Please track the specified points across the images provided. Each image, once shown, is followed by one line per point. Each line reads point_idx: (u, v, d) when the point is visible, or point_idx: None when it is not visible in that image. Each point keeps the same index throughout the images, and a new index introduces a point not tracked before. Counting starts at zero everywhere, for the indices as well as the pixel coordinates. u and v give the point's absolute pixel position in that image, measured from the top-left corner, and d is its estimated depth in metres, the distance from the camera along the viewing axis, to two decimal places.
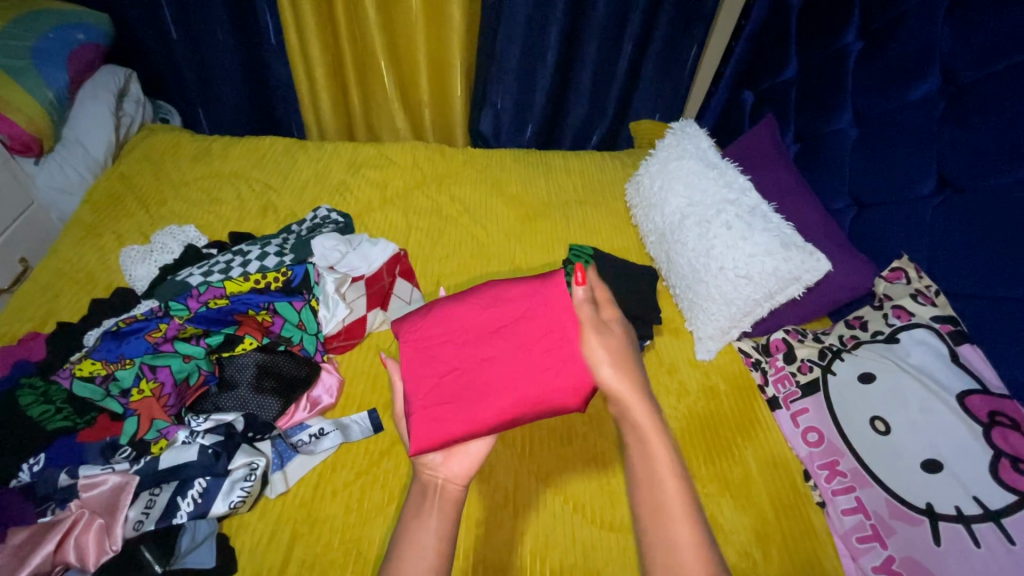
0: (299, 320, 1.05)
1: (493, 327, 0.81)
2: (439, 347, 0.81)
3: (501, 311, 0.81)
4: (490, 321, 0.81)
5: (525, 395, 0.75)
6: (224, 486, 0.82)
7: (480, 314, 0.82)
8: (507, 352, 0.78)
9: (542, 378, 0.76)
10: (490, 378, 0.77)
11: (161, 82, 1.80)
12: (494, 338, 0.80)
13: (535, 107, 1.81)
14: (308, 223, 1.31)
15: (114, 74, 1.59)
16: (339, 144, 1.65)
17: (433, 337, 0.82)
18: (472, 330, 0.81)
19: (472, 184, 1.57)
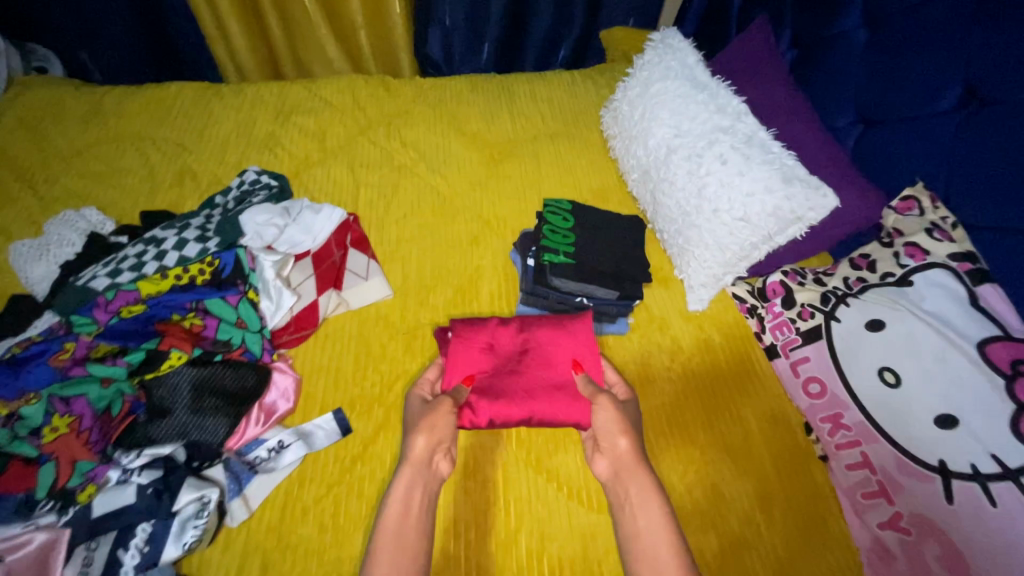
0: (237, 318, 0.91)
1: (520, 346, 0.95)
2: (476, 357, 0.92)
3: (533, 334, 0.95)
4: (517, 340, 0.95)
5: (532, 409, 0.87)
6: (173, 528, 0.72)
7: (509, 335, 0.95)
8: (533, 370, 0.92)
9: (554, 395, 0.89)
10: (514, 386, 0.89)
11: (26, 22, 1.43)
12: (525, 356, 0.94)
13: (490, 22, 1.53)
14: (236, 191, 1.11)
15: None
16: (263, 86, 1.39)
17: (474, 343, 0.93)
18: (506, 350, 0.94)
19: (425, 125, 1.35)
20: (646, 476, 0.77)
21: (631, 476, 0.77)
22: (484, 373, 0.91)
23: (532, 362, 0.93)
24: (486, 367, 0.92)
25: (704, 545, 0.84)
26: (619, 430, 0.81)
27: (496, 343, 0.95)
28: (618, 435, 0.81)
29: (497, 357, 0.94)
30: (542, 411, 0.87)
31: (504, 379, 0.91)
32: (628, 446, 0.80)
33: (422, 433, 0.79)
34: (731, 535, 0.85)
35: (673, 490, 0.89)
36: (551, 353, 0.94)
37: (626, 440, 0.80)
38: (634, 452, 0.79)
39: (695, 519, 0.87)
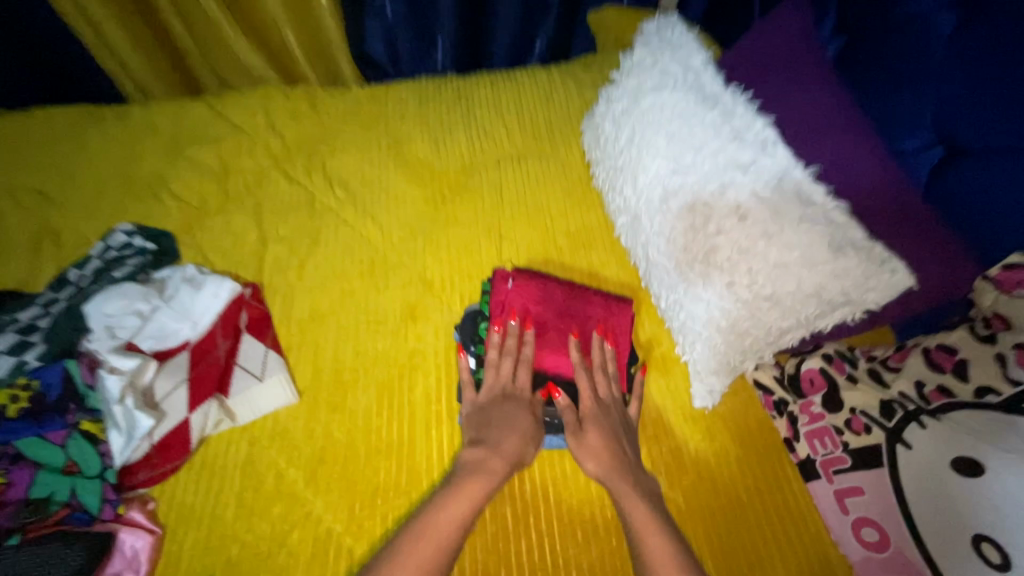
0: (66, 461, 0.67)
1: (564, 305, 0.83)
2: (533, 311, 0.82)
3: (582, 297, 0.84)
4: (562, 300, 0.83)
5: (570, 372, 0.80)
6: None
7: (561, 296, 0.84)
8: (580, 336, 0.82)
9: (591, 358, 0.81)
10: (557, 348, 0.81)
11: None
12: (573, 320, 0.82)
13: (443, 11, 1.21)
14: (95, 262, 0.86)
15: None
16: (159, 107, 1.11)
17: (527, 295, 0.83)
18: (557, 308, 0.83)
19: (359, 150, 1.07)
20: (622, 484, 0.70)
21: (612, 483, 0.70)
22: (538, 325, 0.82)
23: (579, 325, 0.82)
24: (539, 327, 0.82)
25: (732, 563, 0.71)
26: (590, 445, 0.72)
27: (552, 299, 0.83)
28: (586, 452, 0.72)
29: (552, 314, 0.82)
30: (568, 375, 0.80)
31: (554, 336, 0.81)
32: (595, 462, 0.72)
33: (530, 410, 0.76)
34: None
35: (714, 474, 0.77)
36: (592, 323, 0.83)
37: (601, 454, 0.72)
38: (608, 466, 0.71)
39: (737, 512, 0.75)
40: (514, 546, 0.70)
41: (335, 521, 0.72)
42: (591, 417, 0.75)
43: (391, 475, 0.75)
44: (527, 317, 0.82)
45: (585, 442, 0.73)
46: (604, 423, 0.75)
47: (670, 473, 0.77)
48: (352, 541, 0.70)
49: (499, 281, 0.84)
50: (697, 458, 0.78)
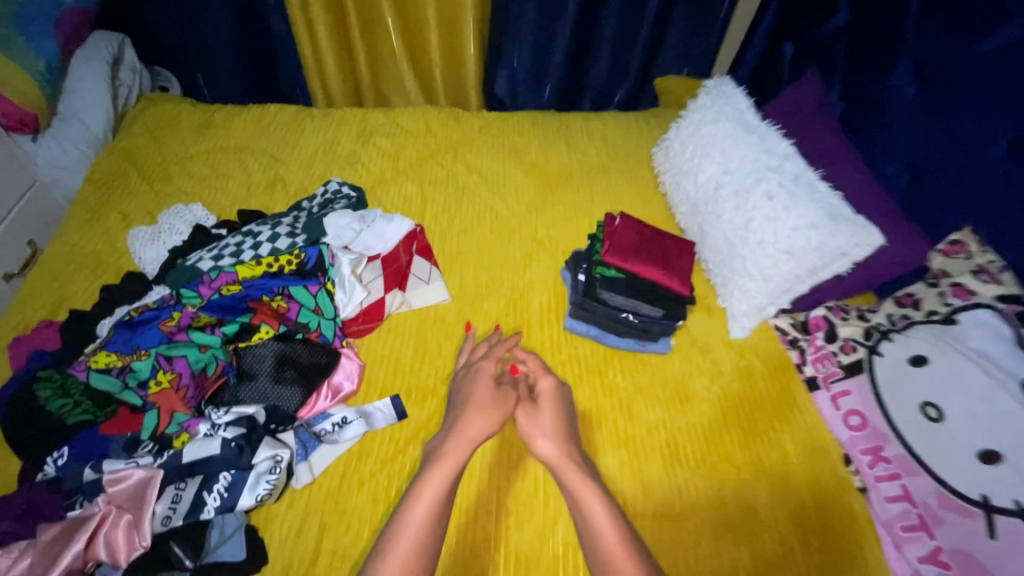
0: (315, 305, 1.01)
1: (652, 234, 1.14)
2: (629, 232, 1.12)
3: (666, 237, 1.15)
4: (650, 231, 1.14)
5: (651, 271, 1.07)
6: (249, 479, 0.81)
7: (648, 229, 1.14)
8: (662, 252, 1.11)
9: (668, 266, 1.08)
10: (645, 254, 1.09)
11: (142, 39, 1.58)
12: (657, 242, 1.12)
13: (555, 64, 1.66)
14: (319, 198, 1.25)
15: (97, 56, 1.36)
16: (348, 111, 1.54)
17: (626, 223, 1.14)
18: (646, 233, 1.13)
19: (488, 152, 1.47)
20: (575, 472, 0.78)
21: (561, 468, 0.79)
22: (631, 240, 1.11)
23: (661, 246, 1.12)
24: (641, 251, 1.09)
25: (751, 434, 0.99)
26: (543, 430, 0.84)
27: (643, 229, 1.14)
28: (541, 438, 0.83)
29: (641, 237, 1.12)
30: (651, 274, 1.07)
31: (644, 248, 1.10)
32: (547, 448, 0.81)
33: (486, 386, 0.90)
34: (764, 554, 0.85)
35: (741, 377, 1.07)
36: (669, 247, 1.12)
37: (547, 440, 0.82)
38: (559, 450, 0.81)
39: (759, 403, 1.04)
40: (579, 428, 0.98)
41: None
42: (547, 402, 0.89)
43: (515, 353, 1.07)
44: (624, 233, 1.11)
45: (535, 432, 0.84)
46: (556, 408, 0.88)
47: (709, 377, 1.07)
48: None
49: (610, 218, 1.16)
50: (729, 367, 1.09)
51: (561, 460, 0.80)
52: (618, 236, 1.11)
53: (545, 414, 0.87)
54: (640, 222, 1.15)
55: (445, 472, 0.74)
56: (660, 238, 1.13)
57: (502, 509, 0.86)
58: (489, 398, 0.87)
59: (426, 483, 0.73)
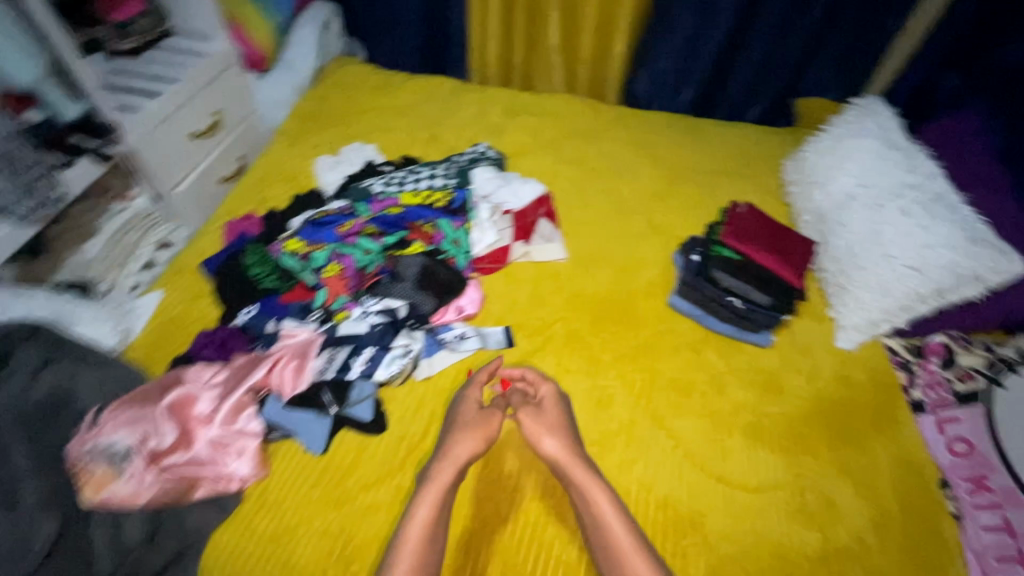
0: (455, 237, 1.17)
1: (772, 228, 1.21)
2: (750, 223, 1.21)
3: (787, 233, 1.21)
4: (771, 225, 1.22)
5: (764, 260, 1.15)
6: (387, 357, 0.98)
7: (769, 223, 1.22)
8: (778, 245, 1.18)
9: (781, 259, 1.16)
10: (762, 244, 1.17)
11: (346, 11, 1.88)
12: (775, 235, 1.20)
13: (698, 70, 1.72)
14: (468, 156, 1.43)
15: (315, 18, 1.65)
16: (499, 90, 1.72)
17: (749, 214, 1.23)
18: (767, 226, 1.21)
19: (620, 141, 1.56)
20: (580, 471, 0.84)
21: (570, 466, 0.85)
22: (750, 230, 1.20)
23: (779, 240, 1.19)
24: (759, 240, 1.18)
25: (841, 438, 0.99)
26: (546, 432, 0.88)
27: (765, 222, 1.22)
28: (547, 439, 0.87)
29: (762, 228, 1.20)
30: (764, 262, 1.15)
31: (762, 238, 1.18)
32: (556, 446, 0.87)
33: (474, 404, 0.92)
34: (837, 544, 0.87)
35: (840, 384, 1.07)
36: (787, 242, 1.19)
37: (556, 438, 0.87)
38: (564, 449, 0.86)
39: (856, 412, 1.03)
40: (667, 388, 1.04)
41: (580, 325, 1.13)
42: (549, 404, 0.94)
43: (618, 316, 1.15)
44: (745, 222, 1.21)
45: (542, 431, 0.88)
46: (558, 408, 0.93)
47: (807, 378, 1.07)
48: (590, 338, 1.11)
49: (735, 207, 1.25)
50: (829, 372, 1.08)
51: (571, 457, 0.86)
52: (738, 224, 1.20)
53: (549, 416, 0.91)
54: (761, 216, 1.23)
55: (435, 495, 0.80)
56: (779, 233, 1.20)
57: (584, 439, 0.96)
58: (480, 421, 0.89)
59: (420, 509, 0.78)
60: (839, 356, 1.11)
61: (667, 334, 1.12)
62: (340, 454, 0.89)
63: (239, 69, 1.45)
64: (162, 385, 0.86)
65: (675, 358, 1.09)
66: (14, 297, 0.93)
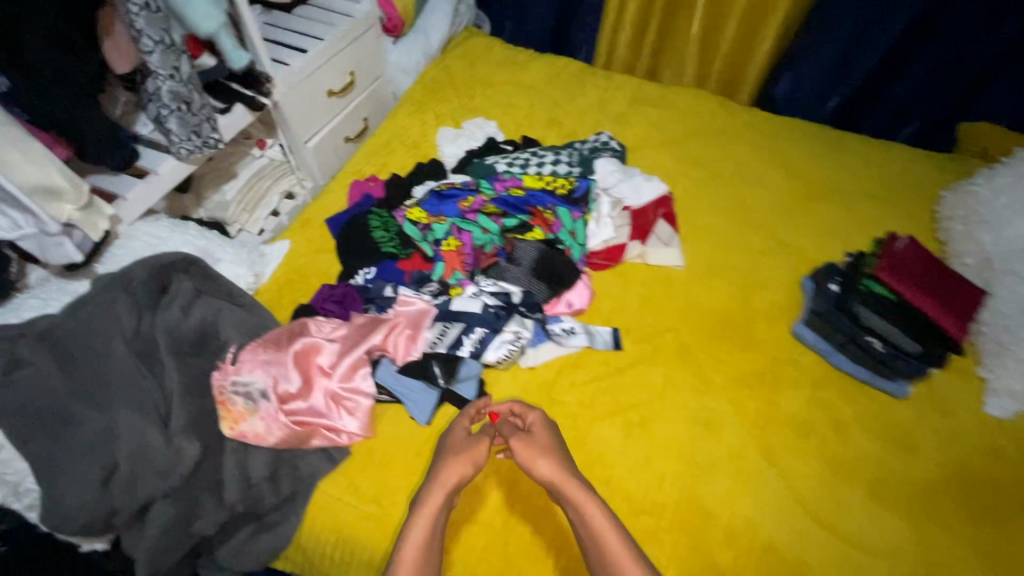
0: (572, 228, 1.13)
1: (936, 269, 1.07)
2: (911, 259, 1.08)
3: (951, 277, 1.07)
4: (934, 265, 1.08)
5: (922, 304, 1.02)
6: (496, 341, 0.97)
7: (932, 263, 1.08)
8: (941, 290, 1.04)
9: (942, 306, 1.02)
10: (921, 285, 1.04)
11: None
12: (939, 278, 1.06)
13: (853, 78, 1.56)
14: (590, 144, 1.38)
15: None
16: (627, 78, 1.64)
17: (911, 248, 1.09)
18: (929, 266, 1.08)
19: (752, 146, 1.45)
20: (576, 491, 0.72)
21: (568, 489, 0.72)
22: (910, 267, 1.06)
23: (942, 284, 1.05)
24: (918, 279, 1.05)
25: (979, 515, 0.89)
26: (537, 454, 0.76)
27: (927, 261, 1.08)
28: (539, 462, 0.75)
29: (923, 268, 1.07)
30: (922, 305, 1.02)
31: (922, 278, 1.05)
32: (549, 469, 0.74)
33: (463, 431, 0.81)
34: None
35: (986, 455, 0.95)
36: (952, 288, 1.05)
37: (550, 461, 0.74)
38: (558, 466, 0.74)
39: (1003, 489, 0.91)
40: (782, 424, 0.97)
41: (692, 340, 1.08)
42: (539, 425, 0.81)
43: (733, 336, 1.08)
44: (905, 258, 1.07)
45: (535, 455, 0.76)
46: (549, 429, 0.81)
47: (944, 440, 0.96)
48: (701, 354, 1.05)
49: (892, 239, 1.12)
50: (977, 441, 0.96)
51: (569, 480, 0.72)
52: (896, 258, 1.07)
53: (539, 439, 0.78)
54: (924, 254, 1.09)
55: (429, 515, 0.70)
56: (943, 276, 1.06)
57: (690, 462, 0.91)
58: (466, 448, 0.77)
59: (411, 532, 0.68)
60: (990, 423, 0.98)
61: (787, 365, 1.05)
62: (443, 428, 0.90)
63: (377, 31, 1.48)
64: (291, 333, 0.90)
65: (793, 392, 1.01)
66: (171, 230, 1.00)
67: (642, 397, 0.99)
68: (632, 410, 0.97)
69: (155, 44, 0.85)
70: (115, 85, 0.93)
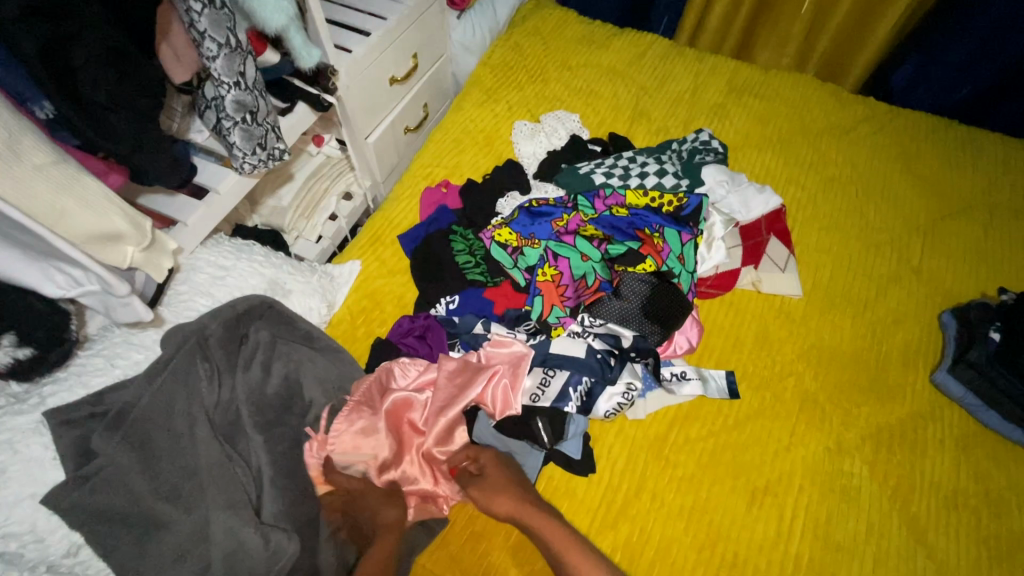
0: (681, 253, 1.00)
1: None
2: None
3: None
4: None
5: None
6: (606, 392, 0.86)
7: None
8: None
9: None
10: None
11: None
12: None
13: (987, 66, 1.38)
14: (688, 144, 1.21)
15: None
16: (722, 59, 1.44)
17: None
18: None
19: (871, 148, 1.26)
20: (539, 518, 0.70)
21: (529, 518, 0.70)
22: None
23: None
24: None
25: None
26: (491, 493, 0.73)
27: None
28: (495, 498, 0.72)
29: None
30: None
31: None
32: (508, 503, 0.72)
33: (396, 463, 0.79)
34: None
35: None
36: None
37: (507, 495, 0.72)
38: (517, 500, 0.72)
39: None
40: (926, 496, 0.85)
41: (818, 389, 0.94)
42: (490, 461, 0.77)
43: (862, 388, 0.94)
44: None
45: (490, 493, 0.73)
46: (501, 463, 0.77)
47: None
48: (829, 407, 0.92)
49: None
50: None
51: (526, 509, 0.71)
52: None
53: (494, 477, 0.75)
54: None
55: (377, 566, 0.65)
56: None
57: (828, 540, 0.81)
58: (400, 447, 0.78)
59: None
60: None
61: (928, 418, 0.92)
62: (553, 489, 0.82)
63: (441, 5, 1.29)
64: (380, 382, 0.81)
65: (942, 454, 0.88)
66: (237, 256, 0.87)
67: (767, 463, 0.86)
68: (757, 475, 0.85)
69: (220, 47, 0.70)
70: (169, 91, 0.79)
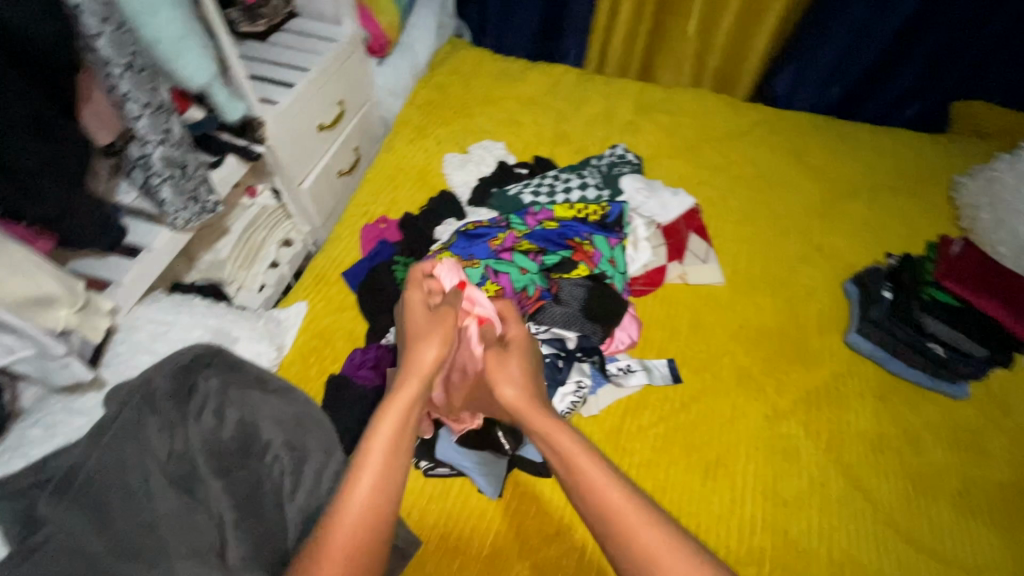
0: (611, 256, 1.09)
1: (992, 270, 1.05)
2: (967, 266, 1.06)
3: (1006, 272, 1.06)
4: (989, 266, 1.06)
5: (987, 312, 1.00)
6: (558, 393, 0.92)
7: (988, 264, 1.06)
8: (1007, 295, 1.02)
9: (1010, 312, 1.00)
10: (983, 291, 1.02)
11: None
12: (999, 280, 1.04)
13: (851, 69, 1.59)
14: (607, 159, 1.32)
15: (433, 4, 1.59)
16: (628, 82, 1.58)
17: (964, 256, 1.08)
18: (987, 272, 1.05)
19: (767, 147, 1.42)
20: (544, 417, 0.66)
21: (532, 415, 0.67)
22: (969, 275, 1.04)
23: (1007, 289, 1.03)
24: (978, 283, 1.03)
25: None
26: (510, 376, 0.72)
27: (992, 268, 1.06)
28: (505, 384, 0.71)
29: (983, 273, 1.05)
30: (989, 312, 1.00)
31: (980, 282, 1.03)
32: (516, 394, 0.69)
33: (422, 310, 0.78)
34: None
35: None
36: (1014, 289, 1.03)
37: (516, 387, 0.70)
38: (524, 394, 0.69)
39: None
40: (856, 444, 0.94)
41: (751, 363, 1.03)
42: (516, 345, 0.78)
43: (788, 358, 1.04)
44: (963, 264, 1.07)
45: (502, 378, 0.72)
46: (526, 350, 0.77)
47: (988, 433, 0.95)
48: (763, 377, 1.01)
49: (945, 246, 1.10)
50: None
51: (531, 406, 0.68)
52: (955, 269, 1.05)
53: (513, 361, 0.75)
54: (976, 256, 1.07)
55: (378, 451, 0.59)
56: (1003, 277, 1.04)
57: (778, 498, 0.87)
58: (433, 319, 0.76)
59: (370, 434, 0.60)
60: None
61: (848, 375, 1.02)
62: (520, 494, 0.83)
63: (362, 53, 1.36)
64: (428, 301, 0.80)
65: (864, 405, 0.98)
66: (178, 311, 0.86)
67: (715, 438, 0.93)
68: (708, 450, 0.92)
69: (143, 108, 0.73)
70: (95, 156, 0.78)
